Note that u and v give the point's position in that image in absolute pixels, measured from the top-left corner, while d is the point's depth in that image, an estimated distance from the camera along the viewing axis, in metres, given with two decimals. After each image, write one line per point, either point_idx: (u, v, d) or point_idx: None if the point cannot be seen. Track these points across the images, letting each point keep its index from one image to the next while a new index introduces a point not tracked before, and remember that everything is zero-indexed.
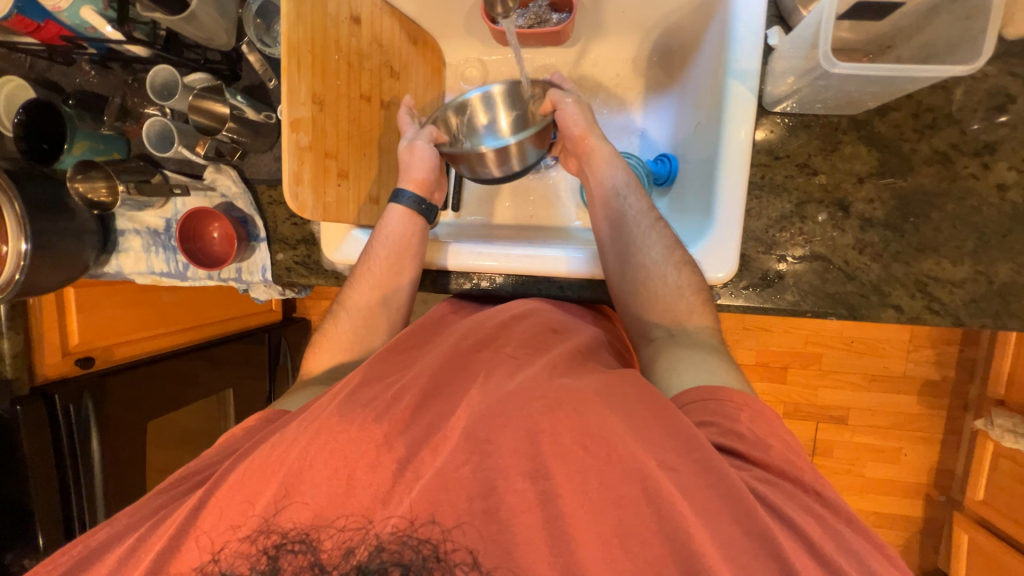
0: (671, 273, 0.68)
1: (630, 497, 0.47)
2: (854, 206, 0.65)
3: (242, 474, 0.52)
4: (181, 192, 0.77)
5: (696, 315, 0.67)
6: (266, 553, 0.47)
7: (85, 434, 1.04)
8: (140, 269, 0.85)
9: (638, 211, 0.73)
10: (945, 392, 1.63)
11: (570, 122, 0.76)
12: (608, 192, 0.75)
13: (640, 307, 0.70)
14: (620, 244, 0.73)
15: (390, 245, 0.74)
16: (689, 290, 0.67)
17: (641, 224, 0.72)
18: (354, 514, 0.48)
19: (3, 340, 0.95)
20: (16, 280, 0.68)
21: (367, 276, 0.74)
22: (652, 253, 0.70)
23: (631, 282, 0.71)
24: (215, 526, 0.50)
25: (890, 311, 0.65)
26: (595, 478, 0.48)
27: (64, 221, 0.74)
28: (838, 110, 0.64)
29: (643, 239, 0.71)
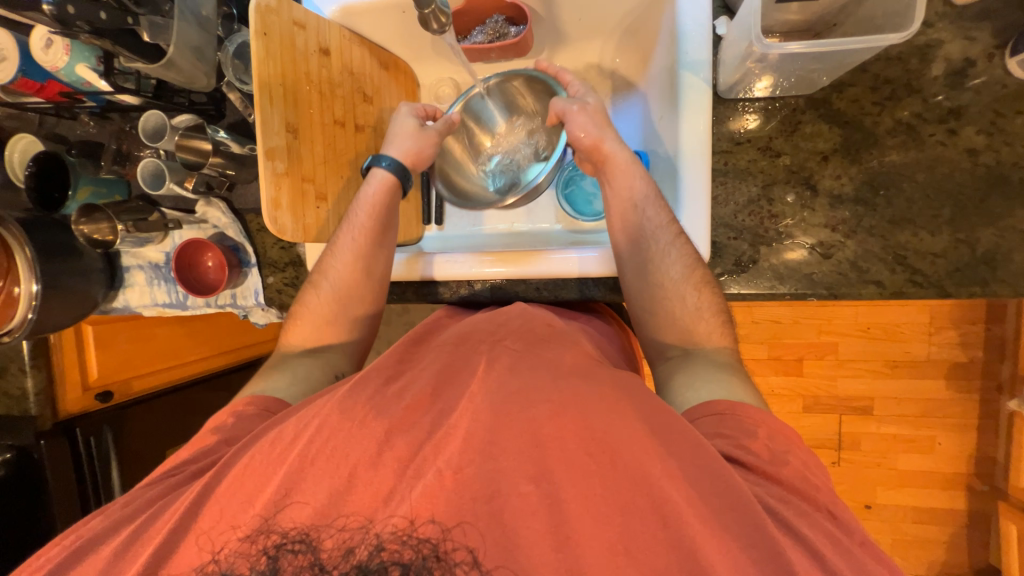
0: (692, 293, 0.65)
1: (627, 487, 0.48)
2: (821, 184, 0.65)
3: (239, 473, 0.53)
4: (174, 226, 0.85)
5: (714, 335, 0.66)
6: (266, 554, 0.47)
7: (107, 467, 1.12)
8: (145, 302, 0.91)
9: (659, 224, 0.67)
10: (973, 374, 1.55)
11: (580, 131, 0.71)
12: (625, 202, 0.69)
13: (652, 322, 0.68)
14: (641, 263, 0.68)
15: (376, 210, 0.75)
16: (708, 311, 0.66)
17: (664, 240, 0.66)
18: (354, 514, 0.48)
19: (26, 377, 1.00)
20: (29, 319, 0.74)
21: (350, 241, 0.75)
22: (675, 271, 0.66)
23: (650, 300, 0.68)
24: (215, 525, 0.50)
25: (870, 288, 0.64)
26: (595, 471, 0.48)
27: (72, 261, 0.80)
28: (794, 90, 0.64)
29: (662, 256, 0.66)
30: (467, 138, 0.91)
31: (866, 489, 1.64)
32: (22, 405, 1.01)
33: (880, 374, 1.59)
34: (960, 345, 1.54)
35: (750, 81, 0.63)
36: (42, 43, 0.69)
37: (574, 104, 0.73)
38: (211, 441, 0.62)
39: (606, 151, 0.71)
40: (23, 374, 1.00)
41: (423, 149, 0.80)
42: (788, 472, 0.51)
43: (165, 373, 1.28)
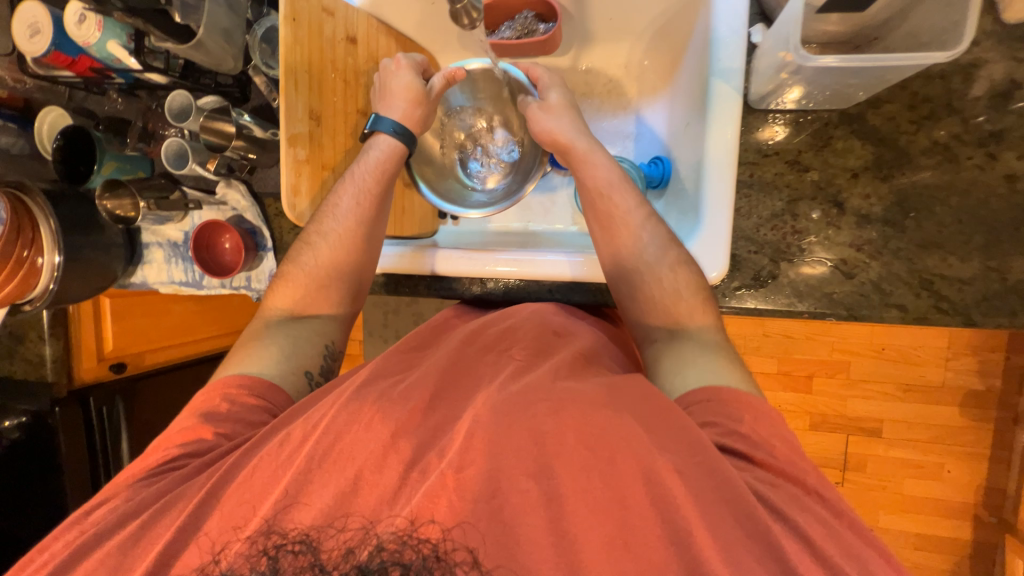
0: (665, 274, 0.66)
1: (630, 493, 0.47)
2: (849, 202, 0.63)
3: (248, 477, 0.52)
4: (195, 207, 0.85)
5: (697, 315, 0.64)
6: (266, 554, 0.47)
7: (116, 437, 1.14)
8: (162, 279, 0.92)
9: (626, 210, 0.70)
10: (989, 403, 1.51)
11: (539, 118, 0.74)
12: (591, 192, 0.71)
13: (637, 308, 0.68)
14: (609, 248, 0.70)
15: (383, 171, 0.74)
16: (688, 291, 0.65)
17: (630, 224, 0.69)
18: (357, 515, 0.48)
19: (45, 345, 1.03)
20: (50, 290, 0.76)
21: (353, 201, 0.72)
22: (644, 255, 0.67)
23: (624, 284, 0.69)
24: (217, 527, 0.50)
25: (892, 311, 0.62)
26: (597, 475, 0.48)
27: (94, 236, 0.81)
28: (828, 105, 0.62)
29: (634, 238, 0.68)
30: (441, 135, 0.89)
31: (867, 511, 1.62)
32: (40, 371, 1.04)
33: (893, 397, 1.56)
34: (977, 373, 1.51)
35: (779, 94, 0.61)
36: (75, 17, 0.70)
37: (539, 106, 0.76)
38: (211, 437, 0.59)
39: (570, 147, 0.73)
40: (42, 341, 1.03)
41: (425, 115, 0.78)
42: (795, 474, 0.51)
43: (180, 347, 1.32)
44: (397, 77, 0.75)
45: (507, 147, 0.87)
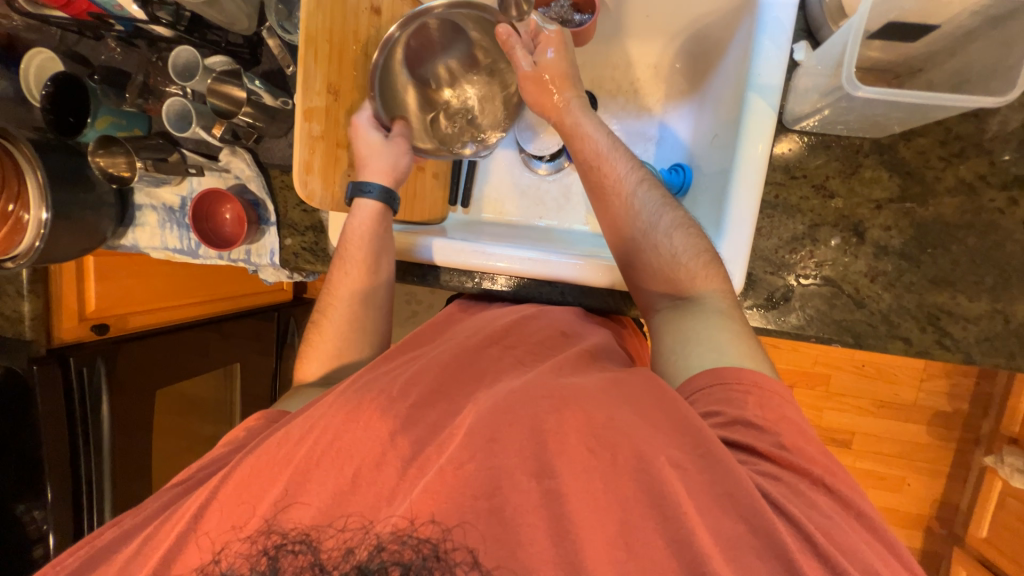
0: (662, 240, 0.66)
1: (635, 498, 0.48)
2: (870, 232, 0.63)
3: (248, 473, 0.53)
4: (196, 172, 0.81)
5: (700, 280, 0.64)
6: (265, 554, 0.46)
7: (97, 399, 1.09)
8: (154, 244, 0.88)
9: (618, 177, 0.69)
10: (954, 424, 1.59)
11: (523, 63, 0.70)
12: (582, 162, 0.70)
13: (640, 278, 0.68)
14: (604, 217, 0.70)
15: (369, 241, 0.73)
16: (689, 256, 0.64)
17: (623, 193, 0.68)
18: (355, 514, 0.47)
19: (23, 302, 0.99)
20: (36, 248, 0.70)
21: (347, 273, 0.75)
22: (641, 221, 0.67)
23: (621, 251, 0.69)
24: (216, 526, 0.51)
25: (897, 343, 0.63)
26: (599, 479, 0.48)
27: (84, 193, 0.76)
28: (861, 132, 0.62)
29: (631, 206, 0.68)
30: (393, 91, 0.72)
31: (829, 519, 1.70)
32: (17, 329, 1.01)
33: (866, 412, 1.62)
34: (949, 396, 1.58)
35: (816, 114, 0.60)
36: None
37: (529, 62, 0.70)
38: (222, 453, 0.66)
39: (562, 117, 0.72)
40: (20, 297, 0.99)
41: (399, 158, 0.73)
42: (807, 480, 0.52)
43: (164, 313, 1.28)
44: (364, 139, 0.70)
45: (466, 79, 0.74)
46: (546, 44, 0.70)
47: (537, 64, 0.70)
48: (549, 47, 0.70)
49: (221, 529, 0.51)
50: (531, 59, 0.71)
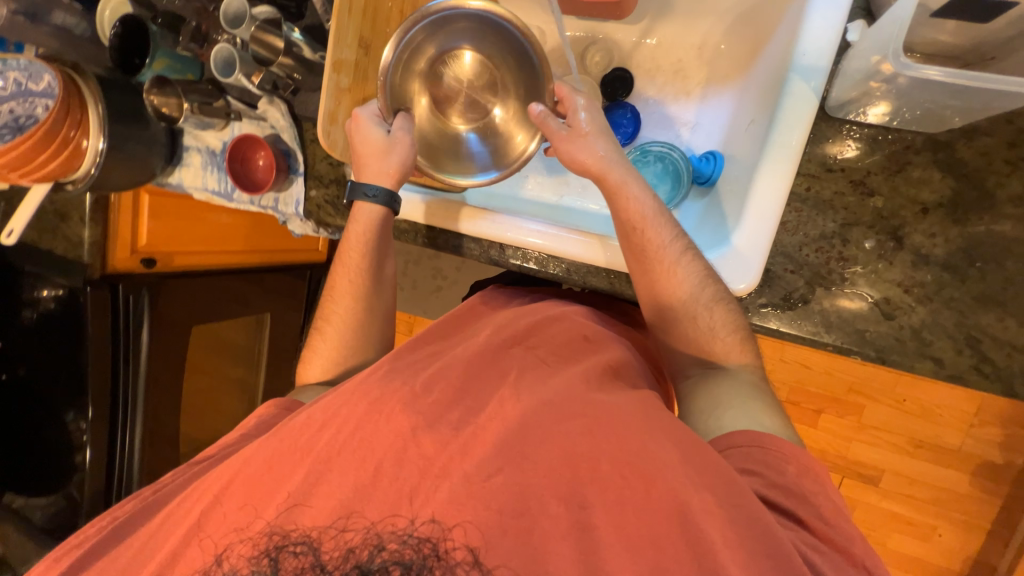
0: (701, 314, 0.63)
1: (669, 538, 0.49)
2: (911, 238, 0.58)
3: (271, 460, 0.59)
4: (235, 118, 0.86)
5: (732, 353, 0.64)
6: (269, 554, 0.52)
7: (138, 323, 1.20)
8: (197, 184, 0.94)
9: (661, 244, 0.65)
10: (1002, 477, 1.45)
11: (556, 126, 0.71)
12: (624, 224, 0.66)
13: (670, 338, 0.67)
14: (641, 285, 0.67)
15: (365, 242, 0.79)
16: (722, 330, 0.63)
17: (667, 262, 0.64)
18: (359, 516, 0.52)
19: (84, 228, 1.09)
20: (91, 174, 0.78)
21: (348, 279, 0.81)
22: (684, 293, 0.64)
23: (654, 317, 0.67)
24: (218, 529, 0.56)
25: (925, 363, 0.58)
26: (631, 512, 0.51)
27: (138, 129, 0.83)
28: (914, 124, 0.58)
29: (672, 274, 0.64)
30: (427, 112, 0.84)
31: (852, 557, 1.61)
32: (77, 251, 1.10)
33: (900, 450, 1.52)
34: (1000, 446, 1.44)
35: (863, 104, 0.58)
36: None
37: (567, 130, 0.71)
38: (235, 438, 0.74)
39: (604, 173, 0.69)
40: (82, 223, 1.08)
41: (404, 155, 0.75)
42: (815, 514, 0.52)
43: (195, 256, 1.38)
44: (363, 134, 0.74)
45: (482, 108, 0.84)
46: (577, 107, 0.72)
47: (571, 128, 0.72)
48: (581, 109, 0.72)
49: (237, 511, 0.57)
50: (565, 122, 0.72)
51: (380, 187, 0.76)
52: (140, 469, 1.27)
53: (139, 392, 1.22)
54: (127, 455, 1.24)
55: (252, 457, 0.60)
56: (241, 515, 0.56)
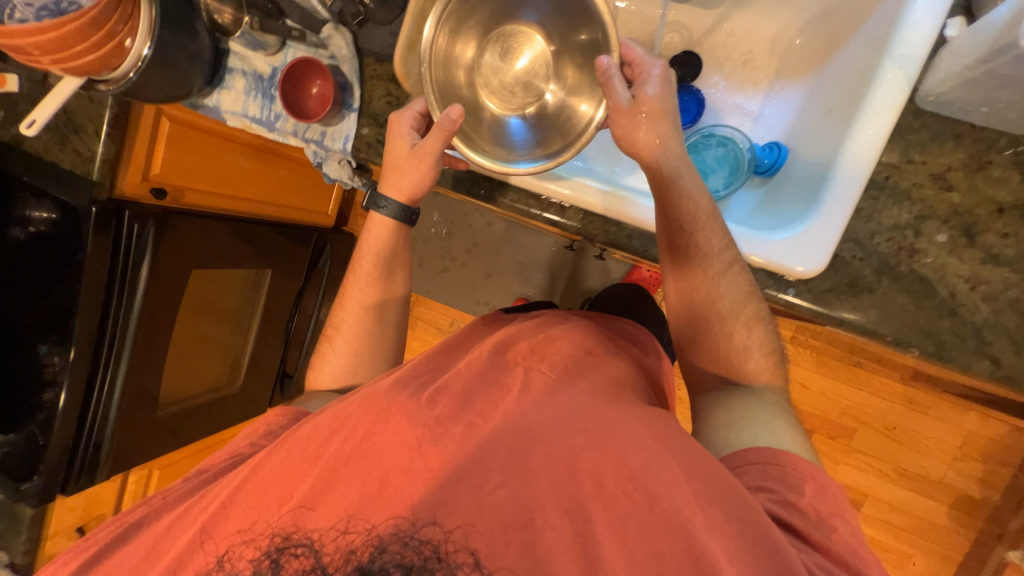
0: (740, 330, 0.71)
1: (672, 555, 0.55)
2: (981, 236, 0.62)
3: (275, 468, 0.67)
4: (296, 37, 0.80)
5: (762, 375, 0.72)
6: (269, 557, 0.61)
7: (140, 256, 1.11)
8: (235, 110, 0.88)
9: (711, 250, 0.69)
10: (977, 512, 1.50)
11: (623, 99, 0.68)
12: (677, 223, 0.69)
13: (703, 355, 0.74)
14: (683, 288, 0.73)
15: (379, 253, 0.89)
16: (756, 349, 0.71)
17: (715, 271, 0.69)
18: (357, 522, 0.61)
19: (99, 142, 1.00)
20: (129, 79, 0.75)
21: (359, 287, 0.91)
22: (724, 306, 0.70)
23: (688, 319, 0.74)
24: (222, 530, 0.65)
25: (983, 361, 0.60)
26: (633, 530, 0.57)
27: (186, 41, 0.78)
28: (1001, 124, 0.61)
29: (715, 284, 0.70)
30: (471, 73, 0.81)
31: None
32: (87, 167, 1.02)
33: (885, 477, 1.56)
34: (979, 481, 1.49)
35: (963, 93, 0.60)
36: None
37: (629, 100, 0.68)
38: (244, 451, 0.78)
39: (660, 166, 0.70)
40: (96, 138, 1.00)
41: (418, 178, 0.79)
42: (835, 539, 0.55)
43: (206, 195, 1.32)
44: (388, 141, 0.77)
45: (528, 85, 0.83)
46: (649, 78, 0.69)
47: (637, 99, 0.69)
48: (653, 81, 0.70)
49: (245, 514, 0.65)
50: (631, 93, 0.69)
51: (390, 199, 0.84)
52: (116, 413, 1.19)
53: (135, 320, 1.14)
54: (99, 400, 1.17)
55: (261, 465, 0.68)
56: (248, 518, 0.64)
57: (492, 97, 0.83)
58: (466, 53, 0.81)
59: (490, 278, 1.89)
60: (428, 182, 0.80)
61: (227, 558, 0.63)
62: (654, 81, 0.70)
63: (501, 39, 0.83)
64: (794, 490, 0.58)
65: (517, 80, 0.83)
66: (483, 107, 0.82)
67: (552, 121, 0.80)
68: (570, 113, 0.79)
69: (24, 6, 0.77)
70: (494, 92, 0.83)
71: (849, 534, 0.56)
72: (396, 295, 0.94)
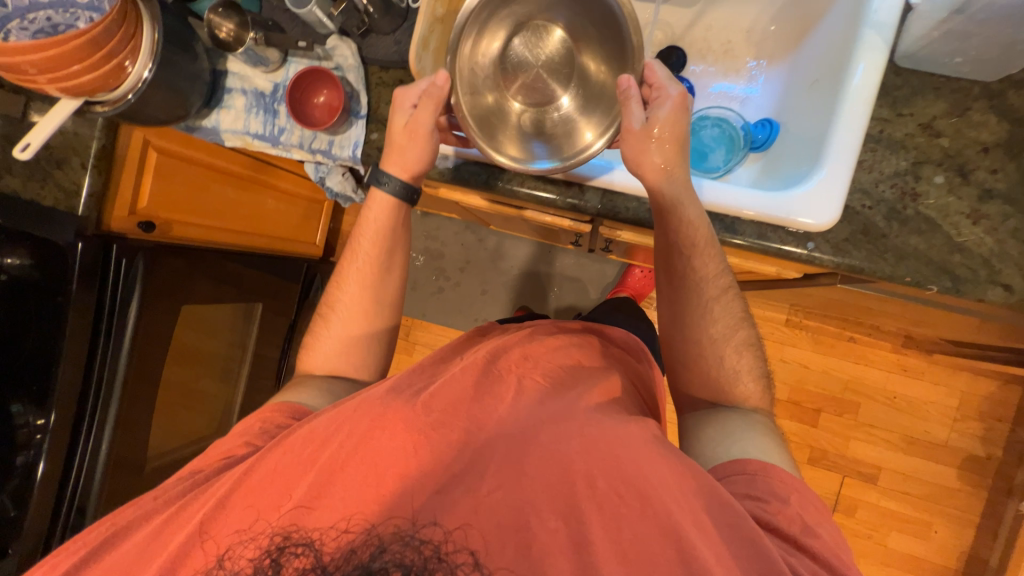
0: (731, 354, 0.79)
1: (665, 556, 0.57)
2: (975, 174, 0.67)
3: (271, 471, 0.64)
4: (304, 46, 0.80)
5: (752, 399, 0.79)
6: (270, 554, 0.57)
7: (129, 294, 1.06)
8: (235, 128, 0.87)
9: (705, 275, 0.78)
10: (984, 470, 1.54)
11: (635, 121, 0.72)
12: (677, 248, 0.76)
13: (697, 376, 0.81)
14: (682, 316, 0.81)
15: (376, 241, 0.87)
16: (746, 373, 0.80)
17: (710, 294, 0.79)
18: (356, 519, 0.58)
19: (84, 177, 0.97)
20: (128, 100, 0.74)
21: (357, 267, 0.88)
22: (715, 329, 0.79)
23: (687, 346, 0.81)
24: (224, 528, 0.61)
25: (997, 288, 0.64)
26: (629, 528, 0.59)
27: (185, 61, 0.78)
28: (971, 74, 0.69)
29: (709, 308, 0.79)
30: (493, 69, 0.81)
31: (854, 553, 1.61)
32: (72, 202, 0.98)
33: (894, 447, 1.59)
34: (981, 440, 1.55)
35: (936, 49, 0.67)
36: None
37: (640, 121, 0.72)
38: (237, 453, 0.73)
39: (663, 186, 0.73)
40: (83, 170, 0.97)
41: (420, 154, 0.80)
42: (819, 544, 0.59)
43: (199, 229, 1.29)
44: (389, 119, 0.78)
45: (545, 87, 0.83)
46: (665, 100, 0.72)
47: (649, 121, 0.73)
48: (667, 105, 0.72)
49: (245, 511, 0.62)
50: (644, 116, 0.73)
51: (391, 174, 0.82)
52: (102, 474, 1.08)
53: (128, 355, 1.07)
54: (83, 456, 1.05)
55: (252, 468, 0.65)
56: (248, 514, 0.62)
57: (513, 91, 0.82)
58: (492, 48, 0.80)
59: (486, 294, 1.89)
60: (429, 156, 0.81)
61: (227, 556, 0.60)
62: (669, 104, 0.72)
63: (527, 34, 0.82)
64: (779, 499, 0.63)
65: (535, 82, 0.83)
66: (506, 104, 0.81)
67: (564, 125, 0.80)
68: (591, 110, 0.79)
69: (19, 30, 0.77)
70: (517, 87, 0.82)
71: (830, 539, 0.61)
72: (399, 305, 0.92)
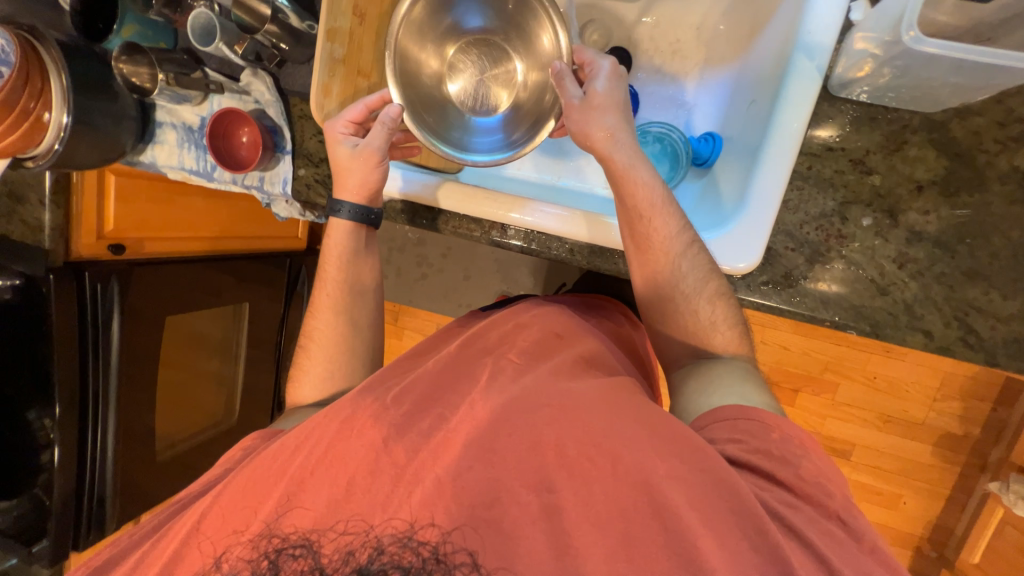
0: (705, 307, 0.75)
1: (636, 509, 0.55)
2: (905, 216, 0.74)
3: (243, 486, 0.64)
4: (216, 89, 0.84)
5: (731, 346, 0.76)
6: (267, 557, 0.57)
7: (108, 315, 1.11)
8: (171, 163, 0.90)
9: (667, 235, 0.74)
10: (961, 448, 1.56)
11: (571, 98, 0.74)
12: (632, 211, 0.73)
13: (670, 330, 0.79)
14: (653, 278, 0.76)
15: (342, 259, 0.87)
16: (722, 323, 0.75)
17: (673, 253, 0.74)
18: (353, 519, 0.57)
19: (45, 212, 1.02)
20: (55, 150, 0.73)
21: (325, 291, 0.89)
22: (686, 284, 0.74)
23: (661, 305, 0.77)
24: (217, 532, 0.61)
25: (916, 335, 0.73)
26: (599, 489, 0.57)
27: (106, 102, 0.78)
28: (912, 107, 0.73)
29: (677, 266, 0.74)
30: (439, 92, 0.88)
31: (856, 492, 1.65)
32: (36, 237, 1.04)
33: (872, 425, 1.61)
34: (959, 419, 1.54)
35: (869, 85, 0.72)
36: None
37: (577, 97, 0.74)
38: (215, 474, 0.76)
39: (611, 152, 0.73)
40: (41, 207, 1.02)
41: (366, 175, 0.80)
42: (798, 476, 0.59)
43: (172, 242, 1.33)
44: (330, 154, 0.79)
45: (492, 90, 0.90)
46: (598, 73, 0.74)
47: (586, 95, 0.74)
48: (602, 77, 0.74)
49: (243, 513, 0.62)
50: (580, 91, 0.75)
51: (345, 202, 0.82)
52: (113, 468, 1.18)
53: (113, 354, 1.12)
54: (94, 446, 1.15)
55: (222, 491, 0.64)
56: (246, 516, 0.61)
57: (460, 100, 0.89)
58: (430, 70, 0.87)
59: (469, 278, 1.88)
60: (377, 181, 0.81)
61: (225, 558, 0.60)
62: (602, 77, 0.74)
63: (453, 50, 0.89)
64: (759, 437, 0.62)
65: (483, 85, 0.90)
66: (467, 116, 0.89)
67: (522, 116, 0.87)
68: (531, 97, 0.86)
69: None
70: (467, 98, 0.90)
71: (815, 470, 0.60)
72: (361, 324, 0.91)
